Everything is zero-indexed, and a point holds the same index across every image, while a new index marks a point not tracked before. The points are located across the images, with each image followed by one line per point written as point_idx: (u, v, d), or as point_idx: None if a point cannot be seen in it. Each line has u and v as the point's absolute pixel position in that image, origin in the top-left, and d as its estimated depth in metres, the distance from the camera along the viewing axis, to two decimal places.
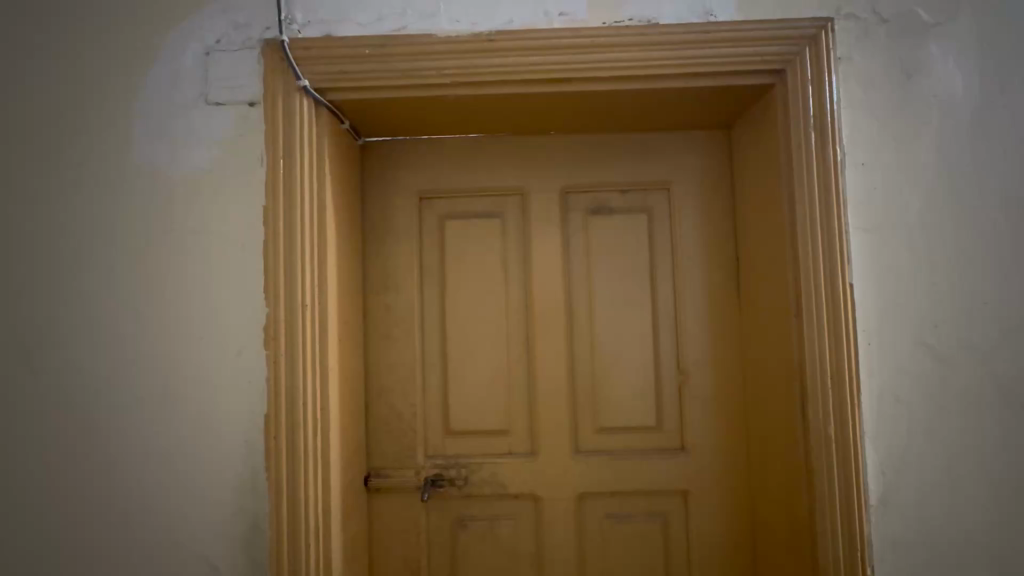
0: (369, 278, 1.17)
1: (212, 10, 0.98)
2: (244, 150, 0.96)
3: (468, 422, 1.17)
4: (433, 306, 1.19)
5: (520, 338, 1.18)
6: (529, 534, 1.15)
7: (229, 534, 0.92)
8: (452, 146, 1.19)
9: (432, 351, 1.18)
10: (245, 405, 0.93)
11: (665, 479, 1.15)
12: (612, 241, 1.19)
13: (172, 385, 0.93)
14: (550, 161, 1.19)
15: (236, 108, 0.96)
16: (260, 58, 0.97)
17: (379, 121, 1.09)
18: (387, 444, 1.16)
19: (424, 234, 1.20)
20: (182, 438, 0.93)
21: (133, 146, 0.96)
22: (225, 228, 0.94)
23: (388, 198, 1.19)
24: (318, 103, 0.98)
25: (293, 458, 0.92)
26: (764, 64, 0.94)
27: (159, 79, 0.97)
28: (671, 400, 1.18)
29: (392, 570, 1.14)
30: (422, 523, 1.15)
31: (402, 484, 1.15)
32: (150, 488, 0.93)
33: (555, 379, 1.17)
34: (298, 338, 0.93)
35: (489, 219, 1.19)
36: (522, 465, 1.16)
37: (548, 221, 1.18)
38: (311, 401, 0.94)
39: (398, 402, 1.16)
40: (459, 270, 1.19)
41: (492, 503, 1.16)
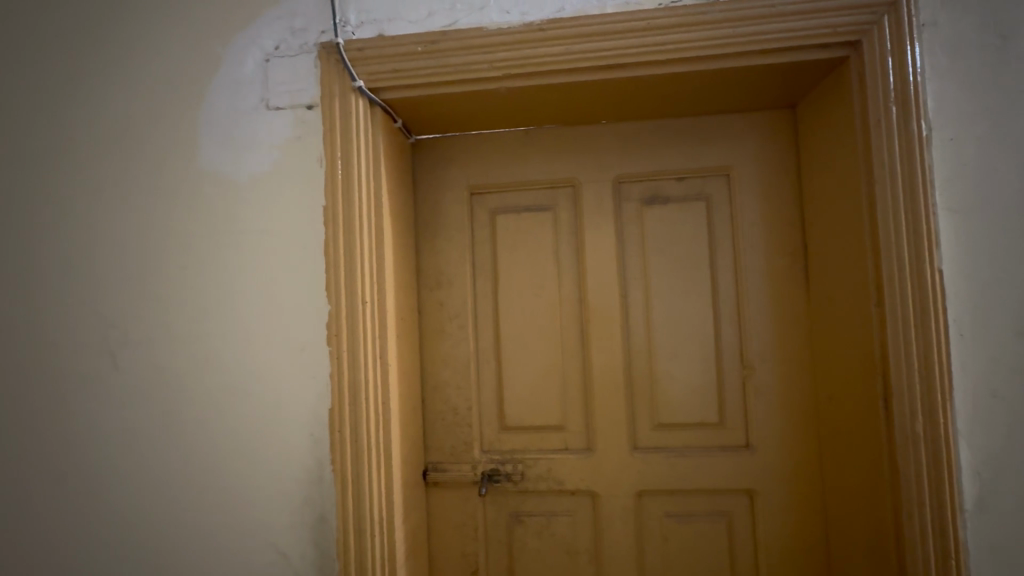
0: (422, 274, 1.19)
1: (270, 18, 1.01)
2: (304, 152, 0.98)
3: (523, 418, 1.16)
4: (486, 300, 1.19)
5: (574, 332, 1.16)
6: (587, 531, 1.14)
7: (299, 524, 0.95)
8: (502, 140, 1.19)
9: (486, 346, 1.18)
10: (310, 400, 0.96)
11: (729, 478, 1.11)
12: (667, 231, 1.15)
13: (243, 380, 0.97)
14: (602, 150, 1.16)
15: (296, 111, 0.99)
16: (316, 62, 0.99)
17: (430, 118, 1.10)
18: (444, 438, 1.17)
19: (476, 229, 1.20)
20: (253, 432, 0.97)
21: (202, 153, 1.01)
22: (288, 228, 0.98)
23: (439, 194, 1.19)
24: (372, 102, 1.00)
25: (356, 451, 0.94)
26: (836, 36, 0.87)
27: (223, 87, 1.01)
28: (735, 395, 1.13)
29: (451, 563, 1.15)
30: (479, 517, 1.15)
31: (459, 479, 1.15)
32: (223, 479, 0.97)
33: (611, 373, 1.14)
34: (358, 334, 0.95)
35: (541, 212, 1.18)
36: (578, 460, 1.14)
37: (601, 213, 1.16)
38: (372, 395, 0.96)
39: (453, 397, 1.17)
40: (512, 265, 1.18)
41: (549, 499, 1.15)
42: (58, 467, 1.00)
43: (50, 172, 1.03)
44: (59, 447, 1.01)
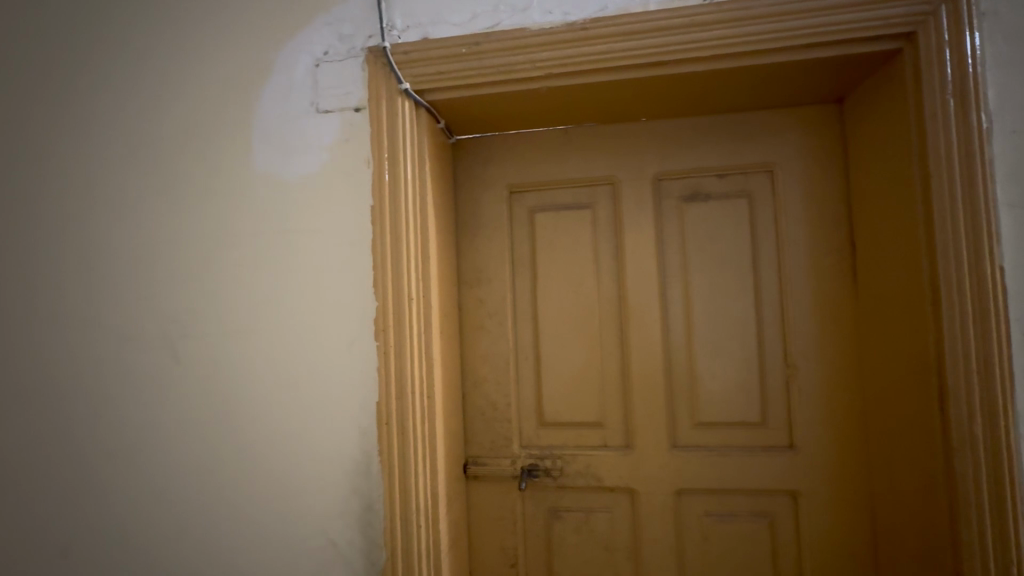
0: (462, 271, 1.21)
1: (319, 24, 1.05)
2: (352, 153, 1.02)
3: (562, 414, 1.17)
4: (525, 297, 1.20)
5: (613, 329, 1.17)
6: (626, 528, 1.14)
7: (347, 512, 0.99)
8: (541, 139, 1.20)
9: (525, 343, 1.20)
10: (357, 393, 0.99)
11: (772, 478, 1.09)
12: (708, 228, 1.14)
13: (294, 373, 1.01)
14: (642, 148, 1.16)
15: (344, 114, 1.03)
16: (364, 66, 1.02)
17: (472, 118, 1.12)
18: (484, 433, 1.19)
19: (515, 227, 1.21)
20: (303, 422, 1.01)
21: (254, 155, 1.05)
22: (337, 226, 1.01)
23: (479, 192, 1.21)
24: (417, 104, 1.02)
25: (403, 443, 0.97)
26: (888, 28, 0.85)
27: (274, 92, 1.06)
28: (778, 394, 1.11)
29: (490, 556, 1.17)
30: (518, 511, 1.17)
31: (498, 473, 1.17)
32: (275, 467, 1.01)
33: (651, 371, 1.14)
34: (404, 330, 0.98)
35: (579, 211, 1.19)
36: (617, 457, 1.14)
37: (640, 210, 1.16)
38: (417, 389, 0.99)
39: (492, 393, 1.19)
40: (551, 262, 1.19)
41: (587, 495, 1.16)
42: (121, 453, 1.06)
43: (113, 174, 1.09)
44: (122, 434, 1.06)
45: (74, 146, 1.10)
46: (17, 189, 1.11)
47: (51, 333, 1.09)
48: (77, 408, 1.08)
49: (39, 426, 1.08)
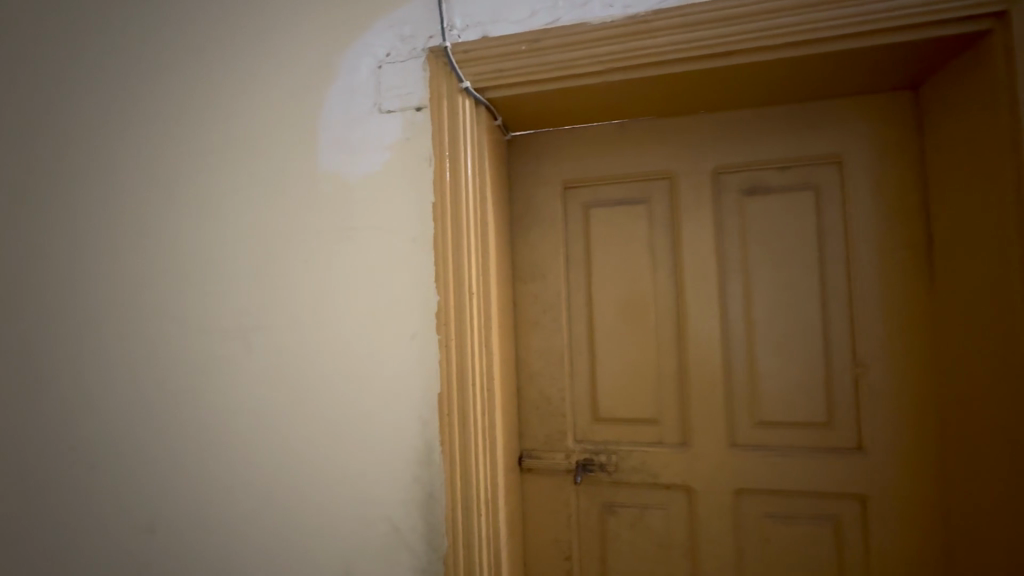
0: (516, 267, 1.22)
1: (381, 26, 1.08)
2: (413, 150, 1.05)
3: (616, 410, 1.17)
4: (579, 293, 1.21)
5: (670, 325, 1.15)
6: (682, 526, 1.13)
7: (409, 499, 1.02)
8: (596, 134, 1.19)
9: (579, 338, 1.20)
10: (418, 384, 1.02)
11: (838, 481, 1.06)
12: (771, 222, 1.11)
13: (359, 364, 1.05)
14: (700, 141, 1.14)
15: (405, 113, 1.06)
16: (425, 66, 1.05)
17: (528, 115, 1.13)
18: (538, 427, 1.20)
19: (569, 223, 1.22)
20: (368, 412, 1.05)
21: (321, 156, 1.10)
22: (399, 223, 1.04)
23: (534, 189, 1.22)
24: (477, 102, 1.04)
25: (464, 434, 1.00)
26: (976, 8, 0.81)
27: (339, 94, 1.10)
28: (845, 394, 1.07)
29: (544, 548, 1.18)
30: (572, 505, 1.18)
31: (552, 467, 1.18)
32: (340, 455, 1.06)
33: (709, 368, 1.12)
34: (465, 324, 1.00)
35: (635, 205, 1.18)
36: (674, 455, 1.13)
37: (699, 205, 1.14)
38: (477, 382, 1.01)
39: (547, 387, 1.20)
40: (606, 257, 1.19)
41: (642, 492, 1.15)
42: (198, 437, 1.14)
43: (191, 175, 1.16)
44: (199, 419, 1.14)
45: (157, 150, 1.19)
46: (109, 191, 1.20)
47: (137, 323, 1.18)
48: (162, 394, 1.16)
49: (129, 410, 1.17)
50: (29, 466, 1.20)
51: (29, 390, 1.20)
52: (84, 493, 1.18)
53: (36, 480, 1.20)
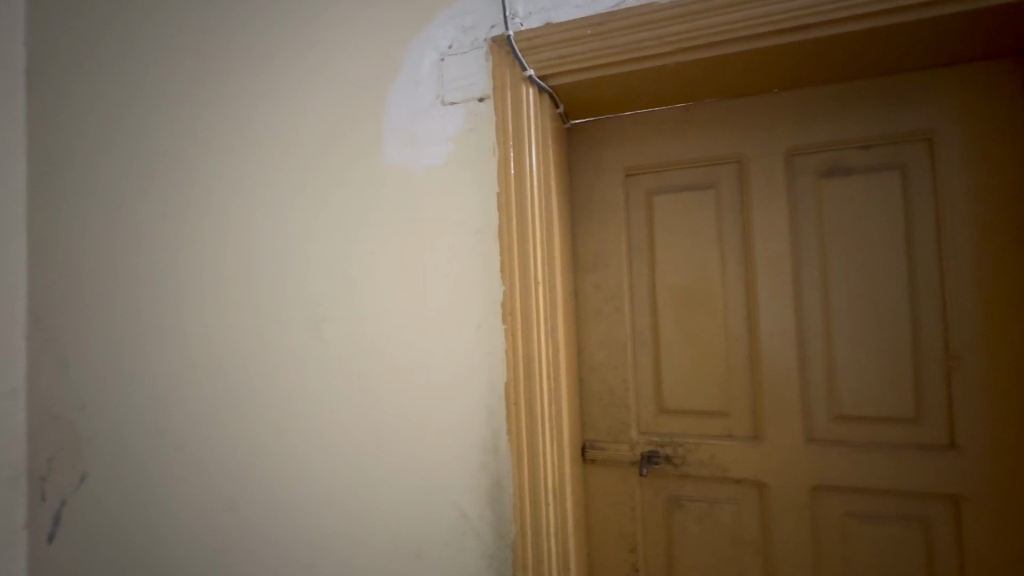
0: (577, 257, 1.21)
1: (442, 19, 1.09)
2: (477, 141, 1.05)
3: (683, 401, 1.14)
4: (643, 282, 1.18)
5: (741, 314, 1.11)
6: (754, 522, 1.09)
7: (477, 487, 1.04)
8: (660, 118, 1.16)
9: (642, 329, 1.18)
10: (484, 373, 1.03)
11: (927, 479, 0.99)
12: (852, 206, 1.05)
13: (425, 353, 1.07)
14: (773, 121, 1.09)
15: (468, 105, 1.07)
16: (487, 56, 1.05)
17: (590, 102, 1.11)
18: (601, 417, 1.19)
19: (632, 211, 1.19)
20: (434, 400, 1.07)
21: (385, 150, 1.12)
22: (464, 214, 1.05)
23: (596, 176, 1.20)
24: (541, 90, 1.04)
25: (531, 423, 1.00)
26: None
27: (402, 87, 1.11)
28: (935, 387, 1.00)
29: (608, 541, 1.17)
30: (636, 498, 1.16)
31: (616, 459, 1.17)
32: (409, 442, 1.08)
33: (782, 359, 1.08)
34: (531, 314, 1.00)
35: (702, 191, 1.14)
36: (744, 449, 1.09)
37: (771, 189, 1.09)
38: (544, 372, 1.01)
39: (610, 378, 1.19)
40: (671, 245, 1.16)
41: (710, 486, 1.13)
42: (273, 423, 1.19)
43: (262, 173, 1.21)
44: (274, 406, 1.19)
45: (231, 149, 1.25)
46: (191, 191, 1.28)
47: (218, 315, 1.25)
48: (240, 381, 1.22)
49: (211, 397, 1.25)
50: (127, 445, 1.31)
51: (128, 376, 1.32)
52: (174, 474, 1.27)
53: (133, 459, 1.31)
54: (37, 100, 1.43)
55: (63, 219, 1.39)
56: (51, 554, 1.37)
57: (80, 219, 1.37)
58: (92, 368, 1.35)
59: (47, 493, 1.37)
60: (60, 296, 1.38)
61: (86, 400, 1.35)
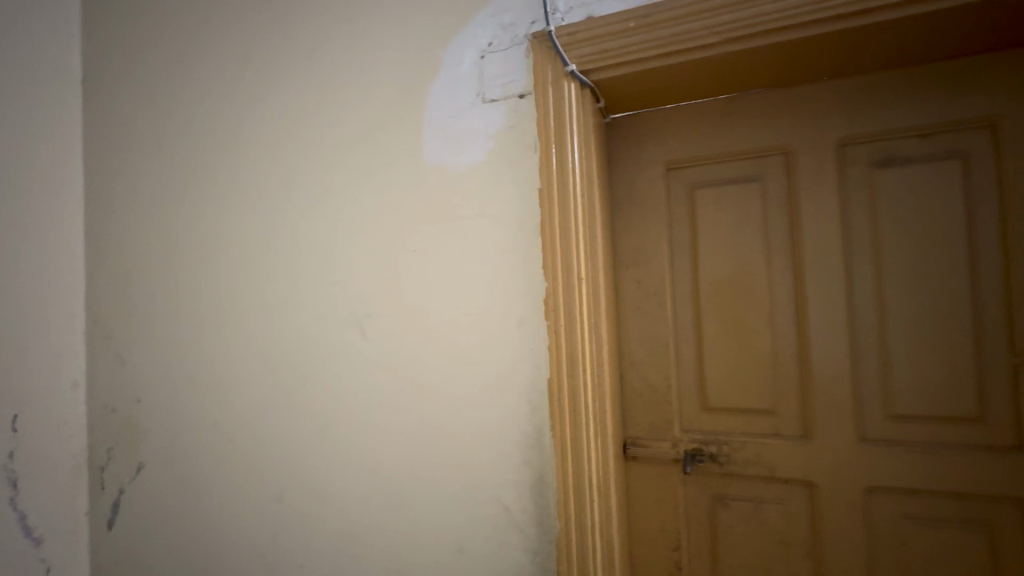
0: (618, 253, 1.20)
1: (482, 17, 1.09)
2: (518, 138, 1.06)
3: (728, 399, 1.12)
4: (685, 278, 1.17)
5: (789, 309, 1.09)
6: (803, 523, 1.07)
7: (520, 482, 1.05)
8: (702, 110, 1.14)
9: (684, 325, 1.17)
10: (527, 369, 1.04)
11: (991, 481, 0.95)
12: (908, 198, 1.01)
13: (467, 349, 1.08)
14: (822, 110, 1.06)
15: (509, 102, 1.07)
16: (527, 52, 1.06)
17: (632, 95, 1.10)
18: (643, 414, 1.18)
19: (673, 205, 1.17)
20: (477, 396, 1.08)
21: (426, 148, 1.13)
22: (506, 211, 1.06)
23: (636, 171, 1.19)
24: (582, 85, 1.03)
25: (575, 420, 1.00)
26: None
27: (443, 86, 1.12)
28: (1000, 386, 0.96)
29: (650, 539, 1.16)
30: (679, 496, 1.15)
31: (659, 456, 1.16)
32: (452, 436, 1.10)
33: (833, 356, 1.05)
34: (575, 310, 1.00)
35: (746, 184, 1.12)
36: (793, 447, 1.07)
37: (820, 181, 1.06)
38: (588, 367, 1.00)
39: (652, 374, 1.17)
40: (714, 239, 1.14)
41: (757, 485, 1.10)
42: (319, 417, 1.22)
43: (306, 173, 1.24)
44: (320, 400, 1.22)
45: (276, 150, 1.28)
46: (237, 193, 1.32)
47: (264, 311, 1.29)
48: (287, 376, 1.26)
49: (258, 391, 1.29)
50: (180, 438, 1.37)
51: (180, 372, 1.37)
52: (224, 465, 1.32)
53: (185, 451, 1.37)
54: (92, 108, 1.49)
55: (118, 222, 1.45)
56: (110, 541, 1.44)
57: (134, 221, 1.44)
58: (147, 364, 1.41)
59: (106, 483, 1.44)
60: (116, 294, 1.45)
61: (141, 395, 1.41)
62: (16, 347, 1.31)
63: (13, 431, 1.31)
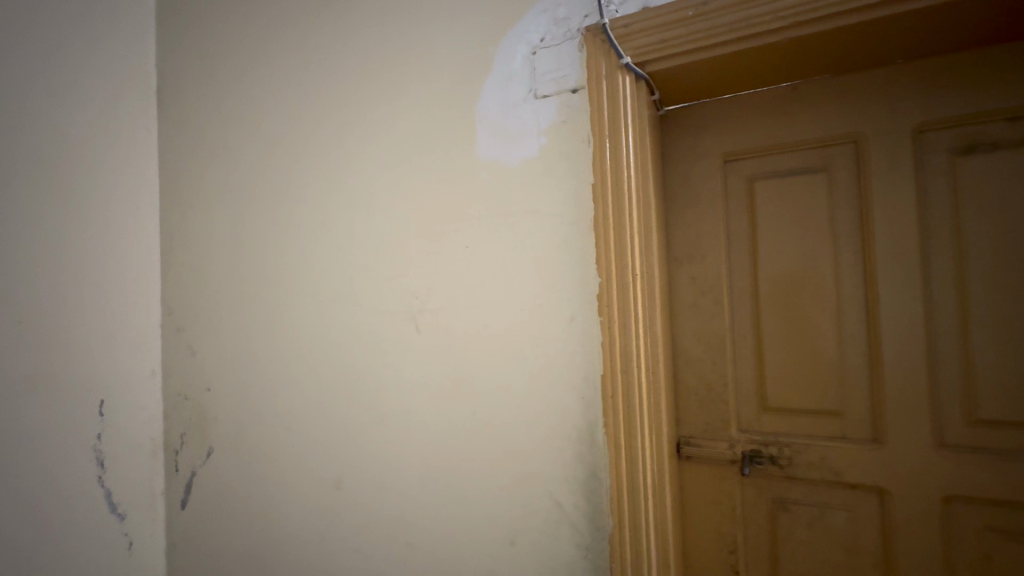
0: (671, 248, 1.18)
1: (535, 12, 1.10)
2: (571, 133, 1.05)
3: (790, 399, 1.08)
4: (742, 273, 1.13)
5: (857, 305, 1.03)
6: (873, 532, 1.01)
7: (573, 477, 1.05)
8: (763, 99, 1.10)
9: (742, 323, 1.13)
10: (579, 365, 1.04)
11: None
12: (995, 186, 0.94)
13: (519, 343, 1.09)
14: (896, 95, 1.00)
15: (562, 97, 1.07)
16: (580, 46, 1.05)
17: (687, 86, 1.07)
18: (698, 413, 1.15)
19: (731, 198, 1.14)
20: (529, 389, 1.09)
21: (477, 146, 1.15)
22: (559, 206, 1.06)
23: (692, 163, 1.16)
24: (638, 77, 1.01)
25: (629, 418, 0.99)
26: None
27: (495, 83, 1.13)
28: None
29: (706, 541, 1.14)
30: (736, 498, 1.12)
31: (715, 456, 1.13)
32: (504, 430, 1.11)
33: (907, 357, 0.99)
34: (630, 306, 0.98)
35: (811, 175, 1.07)
36: (861, 452, 1.02)
37: (895, 170, 1.00)
38: (643, 364, 0.99)
39: (707, 372, 1.14)
40: (775, 233, 1.10)
41: (822, 489, 1.06)
42: (375, 409, 1.27)
43: (363, 172, 1.29)
44: (375, 392, 1.27)
45: (333, 151, 1.33)
46: (298, 192, 1.38)
47: (322, 306, 1.34)
48: (344, 368, 1.31)
49: (318, 382, 1.35)
50: (245, 426, 1.45)
51: (246, 362, 1.45)
52: (286, 451, 1.39)
53: (250, 439, 1.45)
54: (166, 115, 1.60)
55: (189, 222, 1.55)
56: (184, 519, 1.54)
57: (203, 220, 1.53)
58: (215, 356, 1.50)
59: (180, 466, 1.55)
60: (188, 290, 1.55)
61: (210, 383, 1.51)
62: (102, 338, 1.42)
63: (101, 414, 1.41)
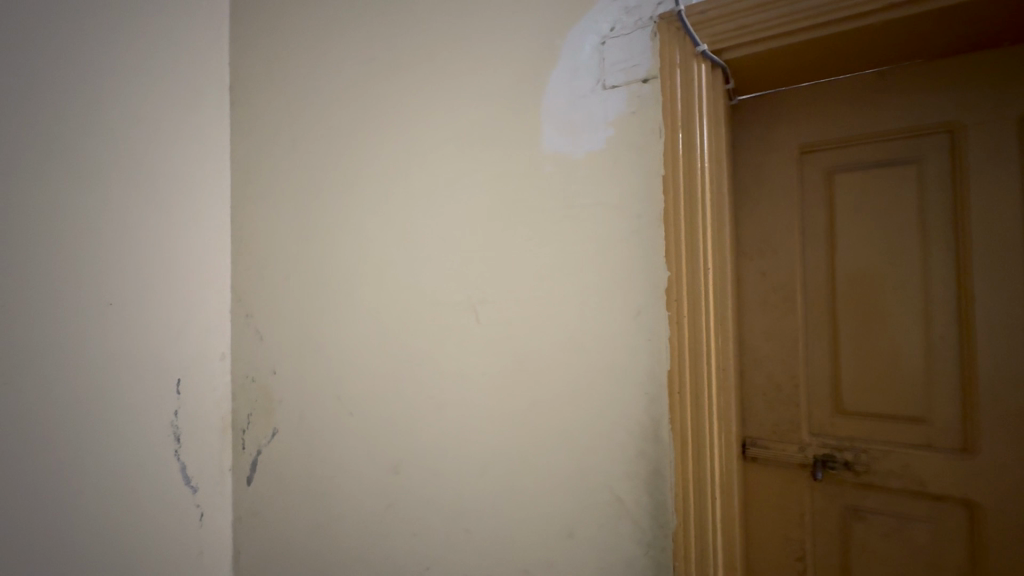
0: (740, 243, 1.15)
1: (605, 2, 1.08)
2: (641, 124, 1.04)
3: (867, 403, 1.03)
4: (817, 269, 1.08)
5: (948, 306, 0.97)
6: (959, 548, 0.95)
7: (635, 473, 1.04)
8: (846, 87, 1.05)
9: (816, 322, 1.08)
10: (644, 359, 1.03)
11: None
12: None
13: (581, 336, 1.09)
14: (999, 80, 0.92)
15: (632, 87, 1.05)
16: (652, 35, 1.03)
17: (764, 73, 1.03)
18: (765, 413, 1.12)
19: (807, 192, 1.09)
20: (592, 383, 1.08)
21: (542, 139, 1.15)
22: (626, 198, 1.05)
23: (765, 156, 1.12)
24: (714, 65, 0.98)
25: (696, 416, 0.97)
26: None
27: (562, 75, 1.13)
28: None
29: (770, 545, 1.10)
30: (805, 503, 1.08)
31: (783, 459, 1.09)
32: (565, 423, 1.11)
33: (1005, 362, 0.92)
34: (699, 301, 0.96)
35: (898, 167, 1.01)
36: (947, 461, 0.96)
37: (996, 161, 0.92)
38: (712, 361, 0.96)
39: (777, 372, 1.11)
40: (855, 228, 1.05)
41: (901, 499, 1.00)
42: (435, 397, 1.29)
43: (426, 165, 1.31)
44: (435, 380, 1.29)
45: (398, 145, 1.36)
46: (363, 185, 1.43)
47: (384, 295, 1.38)
48: (404, 355, 1.35)
49: (378, 370, 1.39)
50: (309, 409, 1.52)
51: (310, 348, 1.52)
52: (348, 434, 1.44)
53: (312, 421, 1.51)
54: (240, 111, 1.68)
55: (259, 213, 1.63)
56: (250, 494, 1.63)
57: (271, 211, 1.60)
58: (282, 341, 1.57)
59: (247, 444, 1.64)
60: (257, 278, 1.63)
61: (276, 367, 1.58)
62: (180, 321, 1.50)
63: (178, 392, 1.49)
